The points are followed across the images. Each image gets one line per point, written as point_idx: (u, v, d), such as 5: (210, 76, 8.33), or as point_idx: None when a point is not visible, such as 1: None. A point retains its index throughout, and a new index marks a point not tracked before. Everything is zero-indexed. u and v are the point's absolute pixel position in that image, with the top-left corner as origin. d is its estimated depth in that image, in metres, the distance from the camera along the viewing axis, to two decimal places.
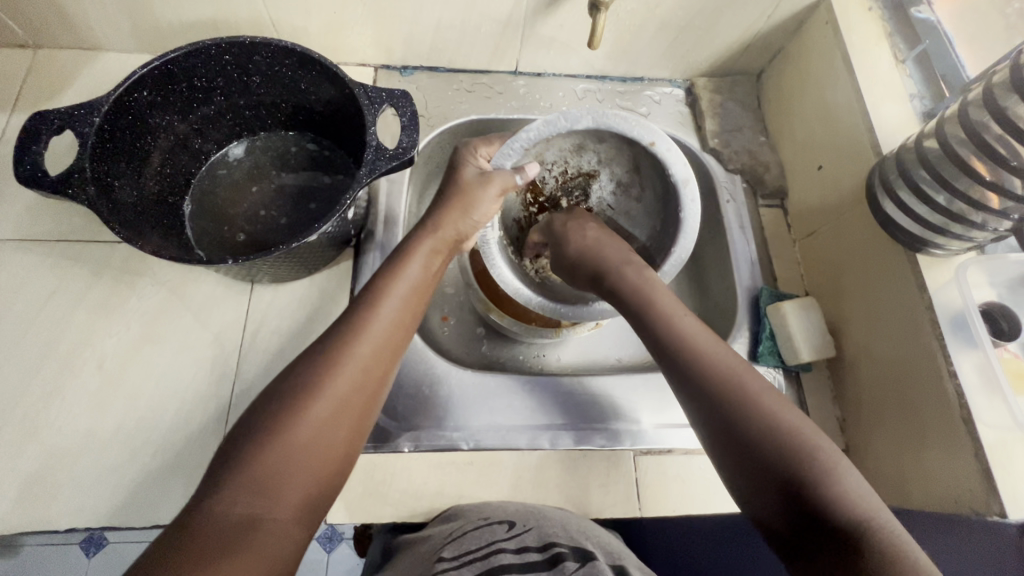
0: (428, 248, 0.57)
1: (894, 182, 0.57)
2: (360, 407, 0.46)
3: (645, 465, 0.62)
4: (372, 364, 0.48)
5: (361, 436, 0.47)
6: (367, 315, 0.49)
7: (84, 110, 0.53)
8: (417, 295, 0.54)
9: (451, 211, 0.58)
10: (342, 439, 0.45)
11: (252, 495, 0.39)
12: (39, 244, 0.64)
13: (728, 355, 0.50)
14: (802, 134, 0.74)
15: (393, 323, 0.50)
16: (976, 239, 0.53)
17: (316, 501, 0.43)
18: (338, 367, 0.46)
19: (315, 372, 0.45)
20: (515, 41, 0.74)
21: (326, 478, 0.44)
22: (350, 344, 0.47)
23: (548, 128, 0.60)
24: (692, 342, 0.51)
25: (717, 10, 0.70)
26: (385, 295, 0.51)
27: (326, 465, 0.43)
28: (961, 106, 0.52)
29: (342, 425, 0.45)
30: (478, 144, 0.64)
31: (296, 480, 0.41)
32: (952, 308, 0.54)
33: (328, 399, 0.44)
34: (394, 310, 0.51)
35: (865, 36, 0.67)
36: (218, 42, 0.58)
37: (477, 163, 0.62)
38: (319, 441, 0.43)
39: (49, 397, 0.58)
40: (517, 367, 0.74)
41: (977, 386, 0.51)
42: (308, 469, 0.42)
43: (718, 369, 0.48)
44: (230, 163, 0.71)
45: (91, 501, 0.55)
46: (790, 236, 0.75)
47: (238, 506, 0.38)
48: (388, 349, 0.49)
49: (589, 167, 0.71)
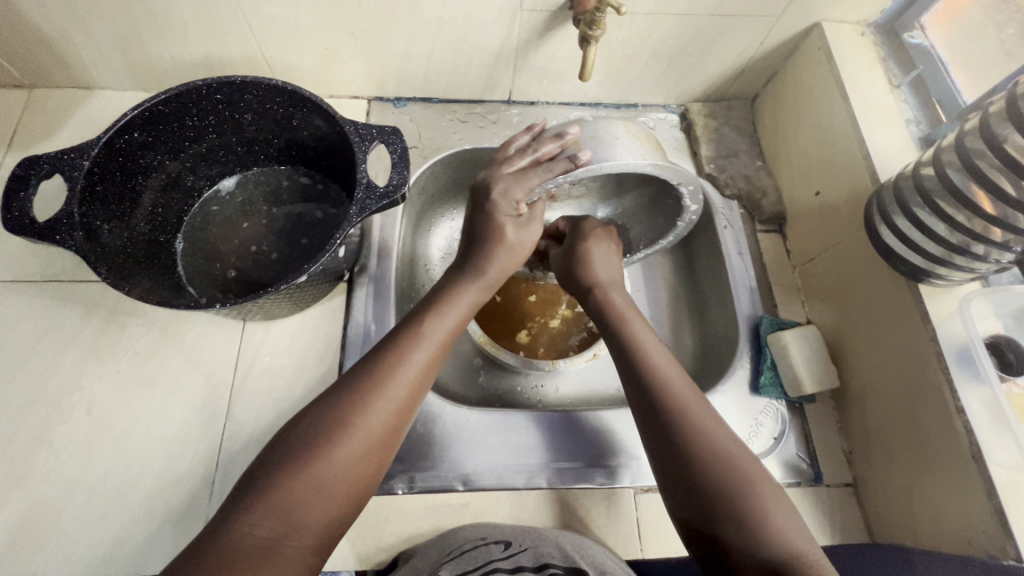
0: (469, 295, 0.55)
1: (893, 210, 0.55)
2: (384, 449, 0.45)
3: (646, 504, 0.61)
4: (402, 411, 0.46)
5: (382, 474, 0.46)
6: (398, 357, 0.48)
7: (73, 153, 0.53)
8: (447, 344, 0.52)
9: (501, 263, 0.56)
10: (366, 479, 0.43)
11: (276, 519, 0.39)
12: (32, 286, 0.64)
13: (722, 426, 0.47)
14: (799, 159, 0.73)
15: (425, 369, 0.49)
16: (978, 270, 0.52)
17: (335, 532, 0.42)
18: (374, 407, 0.45)
19: (347, 407, 0.44)
20: (508, 71, 0.74)
21: (344, 515, 0.42)
22: (382, 382, 0.46)
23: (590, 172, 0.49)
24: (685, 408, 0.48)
25: (709, 39, 0.69)
26: (423, 335, 0.50)
27: (348, 502, 0.42)
28: (957, 135, 0.51)
29: (368, 466, 0.44)
30: (510, 182, 0.52)
31: (316, 511, 0.40)
32: (956, 341, 0.53)
33: (358, 439, 0.43)
34: (427, 355, 0.49)
35: (858, 63, 0.67)
36: (208, 83, 0.57)
37: (512, 206, 0.53)
38: (342, 478, 0.42)
39: (37, 443, 0.58)
40: (514, 399, 0.71)
41: (986, 422, 0.50)
42: (331, 505, 0.41)
43: (702, 441, 0.46)
44: (222, 198, 0.70)
45: (77, 550, 0.54)
46: (791, 263, 0.74)
47: (258, 530, 0.38)
48: (418, 390, 0.48)
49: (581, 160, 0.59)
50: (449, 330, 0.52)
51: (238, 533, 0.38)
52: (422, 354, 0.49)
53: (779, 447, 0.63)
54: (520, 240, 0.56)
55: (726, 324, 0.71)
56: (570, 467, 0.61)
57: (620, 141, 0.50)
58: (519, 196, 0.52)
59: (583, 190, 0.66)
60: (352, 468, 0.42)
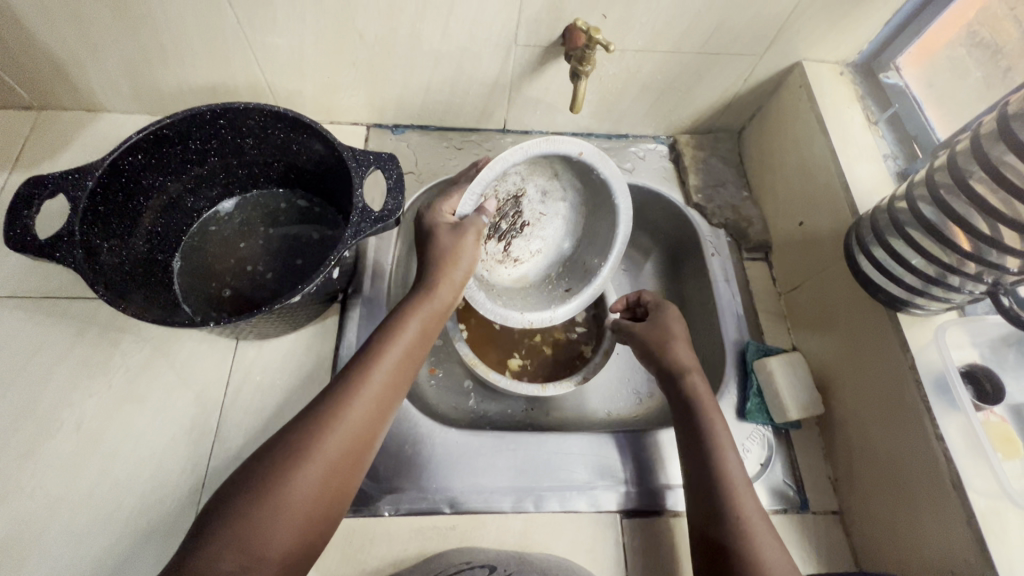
0: (425, 312, 0.51)
1: (871, 241, 0.57)
2: (348, 475, 0.44)
3: (631, 529, 0.61)
4: (364, 429, 0.45)
5: (350, 495, 0.45)
6: (360, 381, 0.46)
7: (76, 173, 0.54)
8: (413, 357, 0.50)
9: (447, 281, 0.53)
10: (328, 504, 0.42)
11: (240, 547, 0.38)
12: (28, 302, 0.65)
13: (769, 530, 0.47)
14: (783, 191, 0.75)
15: (388, 385, 0.47)
16: (954, 300, 0.53)
17: (300, 560, 0.41)
18: (330, 432, 0.43)
19: (306, 432, 0.43)
20: (503, 102, 0.77)
21: (310, 542, 0.41)
22: (343, 405, 0.44)
23: (496, 170, 0.54)
24: (763, 548, 0.45)
25: (696, 75, 0.73)
26: (380, 357, 0.48)
27: (311, 529, 0.41)
28: (930, 171, 0.53)
29: (328, 491, 0.42)
30: (440, 201, 0.57)
31: (279, 541, 0.39)
32: (933, 370, 0.54)
33: (316, 464, 0.42)
34: (387, 374, 0.48)
35: (837, 100, 0.70)
36: (213, 108, 0.60)
37: (444, 220, 0.56)
38: (304, 502, 0.41)
39: (24, 459, 0.58)
40: (505, 421, 0.72)
41: (964, 450, 0.51)
42: (292, 532, 0.40)
43: (750, 539, 0.46)
44: (221, 219, 0.72)
45: (57, 569, 0.53)
46: (776, 289, 0.76)
47: (225, 560, 0.37)
48: (381, 413, 0.47)
49: (516, 189, 0.64)
50: (408, 341, 0.50)
51: (205, 562, 0.36)
52: (385, 368, 0.47)
53: (765, 473, 0.64)
54: (455, 247, 0.53)
55: (714, 349, 0.72)
56: (557, 491, 0.61)
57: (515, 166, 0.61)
58: (445, 208, 0.56)
59: (540, 244, 0.69)
60: (314, 492, 0.41)
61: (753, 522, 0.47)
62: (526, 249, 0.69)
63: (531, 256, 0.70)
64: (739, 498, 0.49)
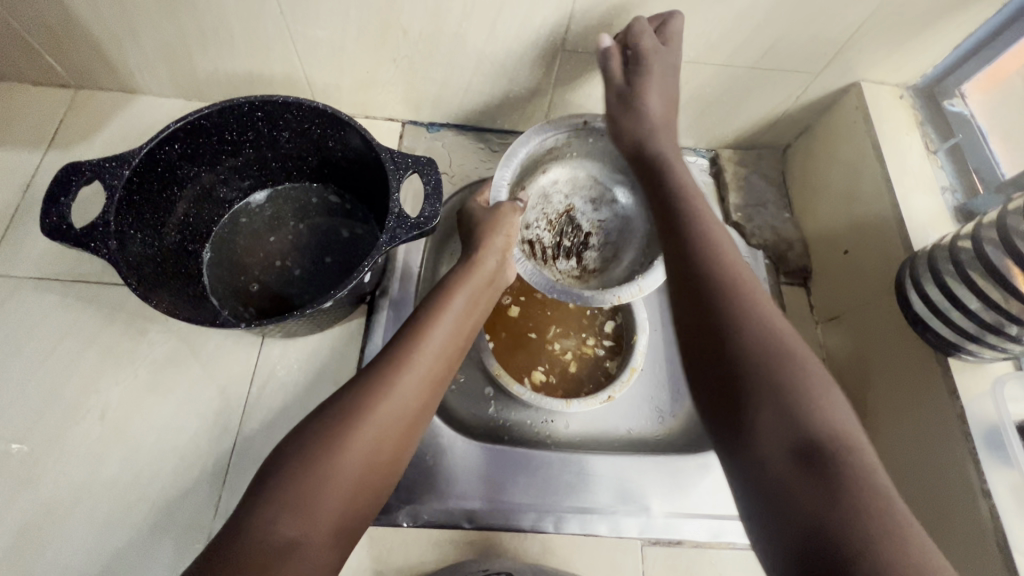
0: (474, 285, 0.53)
1: (924, 279, 0.55)
2: (399, 438, 0.43)
3: (653, 555, 0.60)
4: (416, 396, 0.45)
5: (400, 465, 0.44)
6: (413, 346, 0.46)
7: (115, 162, 0.53)
8: (464, 328, 0.51)
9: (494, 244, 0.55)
10: (380, 469, 0.42)
11: (295, 510, 0.37)
12: (58, 285, 0.65)
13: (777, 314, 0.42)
14: (829, 215, 0.72)
15: (442, 352, 0.48)
16: (1011, 351, 0.50)
17: (350, 527, 0.40)
18: (384, 394, 0.43)
19: (359, 399, 0.43)
20: (543, 106, 0.74)
21: (360, 508, 0.41)
22: (395, 372, 0.44)
23: (513, 159, 0.63)
24: (765, 325, 0.40)
25: (747, 89, 0.70)
26: (432, 322, 0.48)
27: (363, 491, 0.41)
28: (1000, 213, 0.50)
29: (381, 457, 0.42)
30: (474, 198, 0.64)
31: (331, 503, 0.39)
32: (985, 421, 0.52)
33: (372, 421, 0.42)
34: (442, 338, 0.48)
35: (895, 125, 0.67)
36: (252, 100, 0.58)
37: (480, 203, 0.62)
38: (359, 465, 0.41)
39: (48, 445, 0.58)
40: (523, 434, 0.68)
41: (1013, 510, 0.48)
42: (345, 493, 0.40)
43: (756, 318, 0.41)
44: (252, 211, 0.71)
45: (78, 557, 0.54)
46: (813, 317, 0.73)
47: (278, 529, 0.37)
48: (434, 379, 0.47)
49: (563, 206, 0.70)
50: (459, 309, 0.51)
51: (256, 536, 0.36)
52: (435, 339, 0.48)
53: None
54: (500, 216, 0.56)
55: None
56: (577, 513, 0.60)
57: (549, 183, 0.70)
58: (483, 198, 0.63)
59: (612, 250, 0.69)
60: (364, 459, 0.41)
61: (754, 300, 0.42)
62: (597, 257, 0.69)
63: (605, 264, 0.69)
64: (738, 286, 0.43)
